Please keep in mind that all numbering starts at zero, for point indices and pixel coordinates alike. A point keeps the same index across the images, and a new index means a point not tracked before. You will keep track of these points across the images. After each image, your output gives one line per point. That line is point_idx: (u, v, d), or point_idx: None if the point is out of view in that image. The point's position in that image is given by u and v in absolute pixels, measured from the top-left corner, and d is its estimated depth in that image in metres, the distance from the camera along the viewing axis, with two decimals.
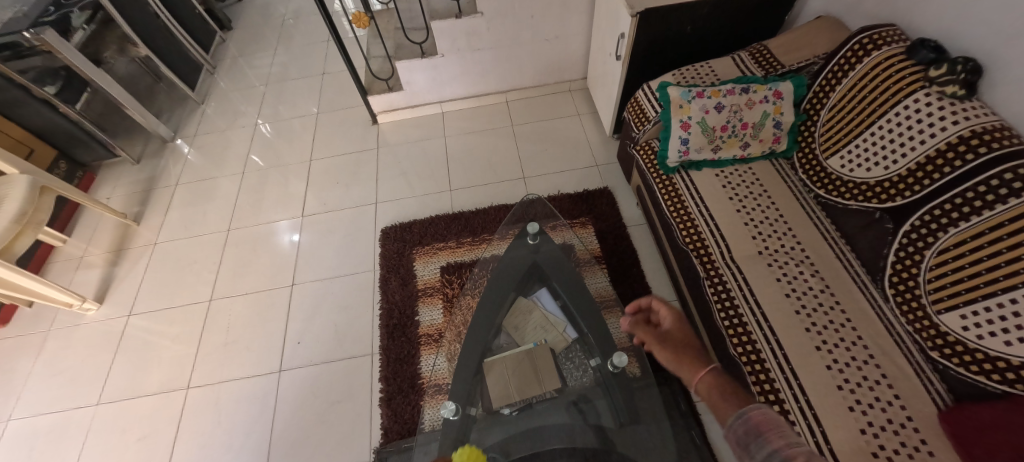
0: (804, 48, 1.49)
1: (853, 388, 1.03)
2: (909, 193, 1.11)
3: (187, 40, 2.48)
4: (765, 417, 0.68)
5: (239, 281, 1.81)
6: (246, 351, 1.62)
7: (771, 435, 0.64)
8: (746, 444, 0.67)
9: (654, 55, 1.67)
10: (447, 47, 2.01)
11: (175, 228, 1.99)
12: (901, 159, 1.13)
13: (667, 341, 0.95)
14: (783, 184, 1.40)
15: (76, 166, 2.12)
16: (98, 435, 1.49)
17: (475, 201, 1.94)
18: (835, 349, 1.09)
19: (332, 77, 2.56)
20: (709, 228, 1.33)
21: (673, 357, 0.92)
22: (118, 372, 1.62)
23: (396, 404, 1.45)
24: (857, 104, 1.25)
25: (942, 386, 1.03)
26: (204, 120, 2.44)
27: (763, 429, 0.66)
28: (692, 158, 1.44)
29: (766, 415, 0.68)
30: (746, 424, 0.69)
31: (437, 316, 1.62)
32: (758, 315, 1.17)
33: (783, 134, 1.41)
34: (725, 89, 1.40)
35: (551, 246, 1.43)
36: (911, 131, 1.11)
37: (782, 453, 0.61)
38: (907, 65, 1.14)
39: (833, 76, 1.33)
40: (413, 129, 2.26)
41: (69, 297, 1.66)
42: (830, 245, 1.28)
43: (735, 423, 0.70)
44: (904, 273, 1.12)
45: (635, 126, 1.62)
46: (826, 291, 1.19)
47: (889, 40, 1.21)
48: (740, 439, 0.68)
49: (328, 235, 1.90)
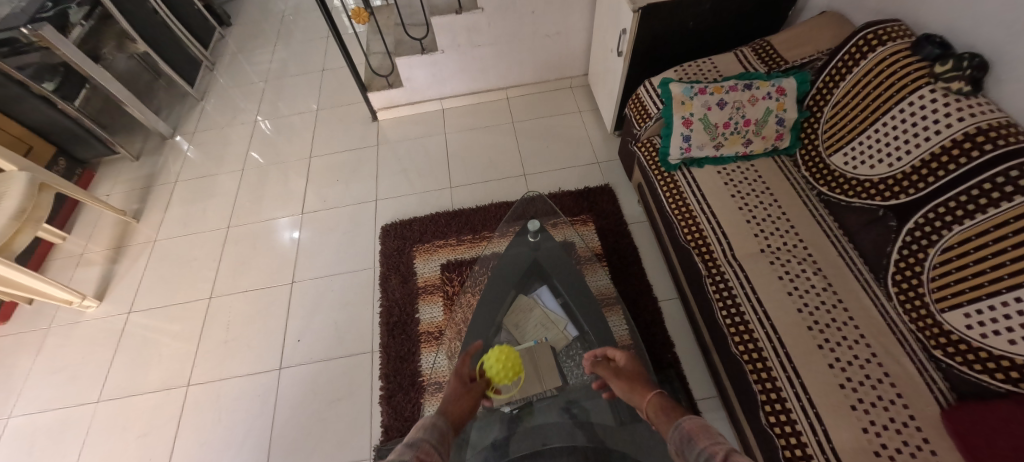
0: (808, 44, 1.47)
1: (855, 387, 1.03)
2: (913, 190, 1.10)
3: (185, 36, 2.46)
4: (697, 425, 0.80)
5: (239, 278, 1.80)
6: (246, 348, 1.62)
7: (700, 436, 0.77)
8: (685, 452, 0.78)
9: (656, 51, 1.65)
10: (447, 43, 1.99)
11: (175, 225, 1.99)
12: (906, 155, 1.12)
13: (622, 375, 1.04)
14: (786, 181, 1.39)
15: (75, 162, 2.11)
16: (98, 432, 1.49)
17: (475, 198, 1.93)
18: (838, 347, 1.08)
19: (331, 73, 2.54)
20: (711, 225, 1.32)
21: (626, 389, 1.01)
22: (118, 370, 1.61)
23: (396, 401, 1.45)
24: (861, 101, 1.23)
25: (944, 385, 1.03)
26: (203, 117, 2.43)
27: (695, 435, 0.78)
28: (694, 155, 1.43)
29: (698, 426, 0.80)
30: (684, 434, 0.80)
31: (438, 313, 1.62)
32: (759, 313, 1.16)
33: (786, 131, 1.40)
34: (727, 86, 1.39)
35: (551, 244, 1.43)
36: (915, 128, 1.10)
37: (708, 450, 0.73)
38: (912, 61, 1.13)
39: (836, 72, 1.32)
40: (413, 126, 2.25)
41: (69, 295, 1.65)
42: (832, 243, 1.27)
43: (676, 436, 0.82)
44: (907, 271, 1.11)
45: (637, 123, 1.61)
46: (829, 289, 1.18)
47: (894, 35, 1.19)
48: (681, 448, 0.79)
49: (328, 232, 1.90)
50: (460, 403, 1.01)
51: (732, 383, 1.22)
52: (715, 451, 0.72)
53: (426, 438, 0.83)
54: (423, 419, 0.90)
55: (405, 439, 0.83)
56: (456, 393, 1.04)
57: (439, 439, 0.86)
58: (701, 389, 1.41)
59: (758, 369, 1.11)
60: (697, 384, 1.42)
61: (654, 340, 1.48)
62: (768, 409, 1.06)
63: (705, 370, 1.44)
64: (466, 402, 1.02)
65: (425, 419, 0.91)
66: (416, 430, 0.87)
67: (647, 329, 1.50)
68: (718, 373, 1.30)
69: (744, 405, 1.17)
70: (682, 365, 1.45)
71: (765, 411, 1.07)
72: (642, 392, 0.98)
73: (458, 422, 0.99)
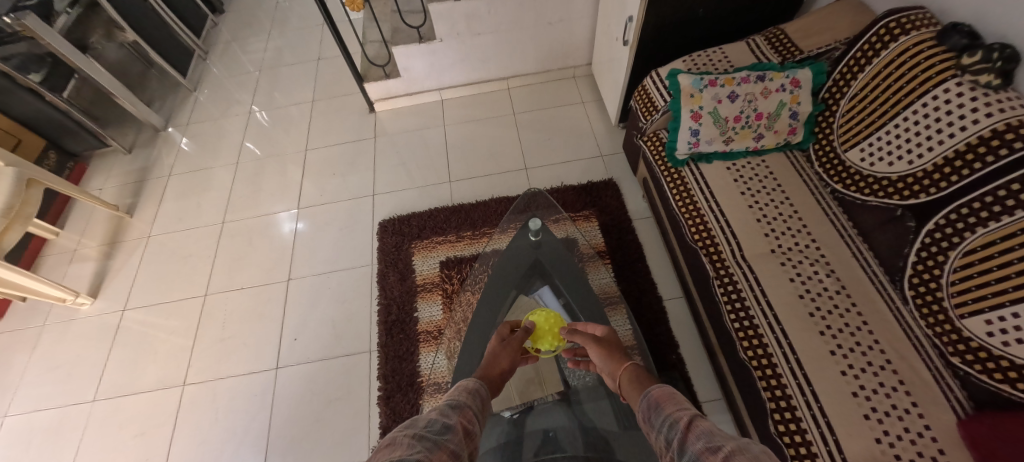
0: (825, 33, 1.40)
1: (869, 395, 0.98)
2: (935, 189, 1.04)
3: (177, 24, 2.38)
4: (665, 394, 0.78)
5: (234, 275, 1.77)
6: (243, 348, 1.59)
7: (665, 402, 0.75)
8: (651, 419, 0.75)
9: (664, 39, 1.58)
10: (446, 31, 1.91)
11: (169, 221, 1.95)
12: (928, 152, 1.06)
13: (600, 344, 1.01)
14: (798, 178, 1.34)
15: (66, 156, 2.06)
16: (96, 430, 1.48)
17: (475, 193, 1.88)
18: (851, 353, 1.04)
19: (327, 62, 2.47)
20: (719, 223, 1.27)
21: (604, 357, 0.98)
22: (113, 368, 1.59)
23: (395, 402, 1.42)
24: (881, 93, 1.17)
25: (961, 393, 0.99)
26: (197, 108, 2.37)
27: (661, 402, 0.75)
28: (702, 150, 1.37)
29: (665, 393, 0.78)
30: (651, 402, 0.78)
31: (437, 312, 1.58)
32: (770, 317, 1.12)
33: (800, 125, 1.34)
34: (739, 77, 1.32)
35: (554, 242, 1.37)
36: (939, 122, 1.04)
37: (672, 416, 0.70)
38: (937, 52, 1.06)
39: (855, 63, 1.25)
40: (412, 117, 2.19)
41: (62, 292, 1.62)
42: (847, 243, 1.22)
43: (643, 404, 0.80)
44: (926, 274, 1.06)
45: (643, 116, 1.55)
46: (843, 292, 1.13)
47: (919, 23, 1.12)
48: (647, 416, 0.77)
49: (325, 228, 1.85)
50: (499, 364, 1.00)
51: (740, 388, 1.18)
52: (679, 417, 0.69)
53: (466, 403, 0.79)
54: (463, 384, 0.86)
55: (446, 402, 0.79)
56: (496, 353, 1.03)
57: (481, 406, 0.82)
58: (706, 391, 1.37)
59: (767, 375, 1.07)
60: (703, 386, 1.38)
61: (659, 341, 1.44)
62: (777, 417, 1.03)
63: (711, 371, 1.40)
64: (507, 360, 1.01)
65: (466, 383, 0.86)
66: (455, 395, 0.82)
67: (652, 329, 1.47)
68: (725, 376, 1.26)
69: (752, 411, 1.13)
70: (687, 366, 1.42)
71: (774, 419, 1.04)
72: (615, 362, 0.95)
73: (496, 382, 0.97)
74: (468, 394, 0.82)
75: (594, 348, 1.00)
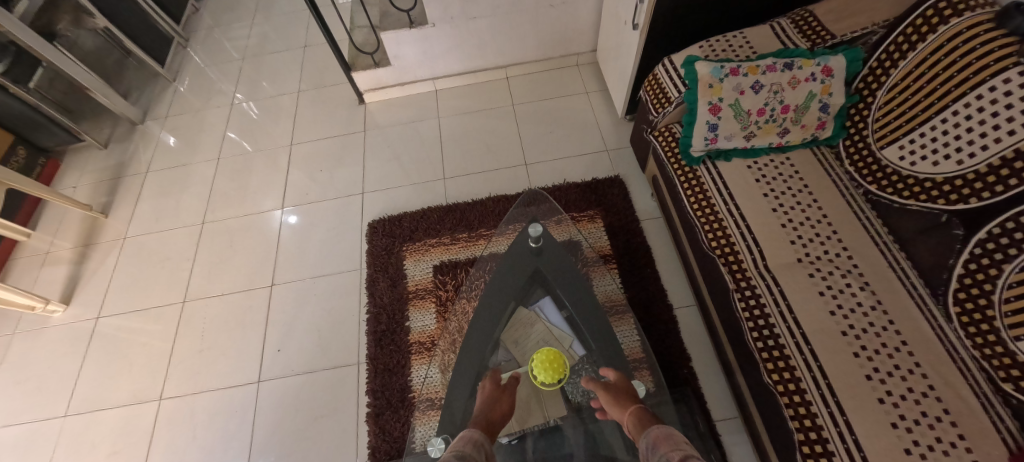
0: (860, 14, 1.25)
1: (910, 427, 0.87)
2: (988, 194, 0.92)
3: (153, 9, 2.24)
4: (664, 433, 0.74)
5: (214, 279, 1.66)
6: (223, 360, 1.49)
7: (661, 443, 0.72)
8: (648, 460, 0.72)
9: (677, 23, 1.44)
10: (438, 16, 1.77)
11: (146, 221, 1.83)
12: (982, 151, 0.92)
13: (611, 390, 0.95)
14: (827, 177, 1.21)
15: (36, 151, 1.94)
16: (66, 448, 1.39)
17: (472, 191, 1.76)
18: (889, 378, 0.93)
19: (314, 50, 2.33)
20: (739, 230, 1.15)
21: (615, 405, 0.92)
22: (86, 380, 1.50)
23: (384, 420, 1.32)
24: (926, 84, 1.03)
25: (1013, 424, 0.88)
26: (176, 99, 2.24)
27: (657, 442, 0.72)
28: (720, 147, 1.24)
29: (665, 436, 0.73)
30: (648, 442, 0.75)
31: (430, 322, 1.47)
32: (797, 337, 1.00)
33: (830, 119, 1.20)
34: (764, 65, 1.18)
35: (556, 248, 1.23)
36: (996, 118, 0.90)
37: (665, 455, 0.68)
38: (996, 36, 0.92)
39: (895, 50, 1.11)
40: (404, 109, 2.06)
41: (30, 300, 1.52)
42: (881, 251, 1.10)
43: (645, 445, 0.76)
44: (974, 289, 0.94)
45: (653, 108, 1.42)
46: (878, 308, 1.02)
47: (974, 2, 0.98)
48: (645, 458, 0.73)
49: (312, 228, 1.74)
50: (500, 407, 0.98)
51: (761, 411, 1.08)
52: (671, 456, 0.67)
53: (471, 454, 0.76)
54: (466, 433, 0.84)
55: (449, 454, 0.77)
56: (494, 395, 1.00)
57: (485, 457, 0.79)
58: (721, 408, 1.27)
59: (793, 401, 0.97)
60: (716, 402, 1.28)
61: (670, 353, 1.34)
62: (805, 450, 0.92)
63: (726, 387, 1.30)
64: (507, 403, 1.00)
65: (472, 434, 0.84)
66: (460, 446, 0.79)
67: (662, 340, 1.36)
68: (743, 395, 1.16)
69: (774, 436, 1.03)
70: (700, 381, 1.31)
71: (802, 451, 0.93)
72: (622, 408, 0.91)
73: (496, 426, 0.95)
74: (473, 446, 0.78)
75: (605, 395, 0.94)
